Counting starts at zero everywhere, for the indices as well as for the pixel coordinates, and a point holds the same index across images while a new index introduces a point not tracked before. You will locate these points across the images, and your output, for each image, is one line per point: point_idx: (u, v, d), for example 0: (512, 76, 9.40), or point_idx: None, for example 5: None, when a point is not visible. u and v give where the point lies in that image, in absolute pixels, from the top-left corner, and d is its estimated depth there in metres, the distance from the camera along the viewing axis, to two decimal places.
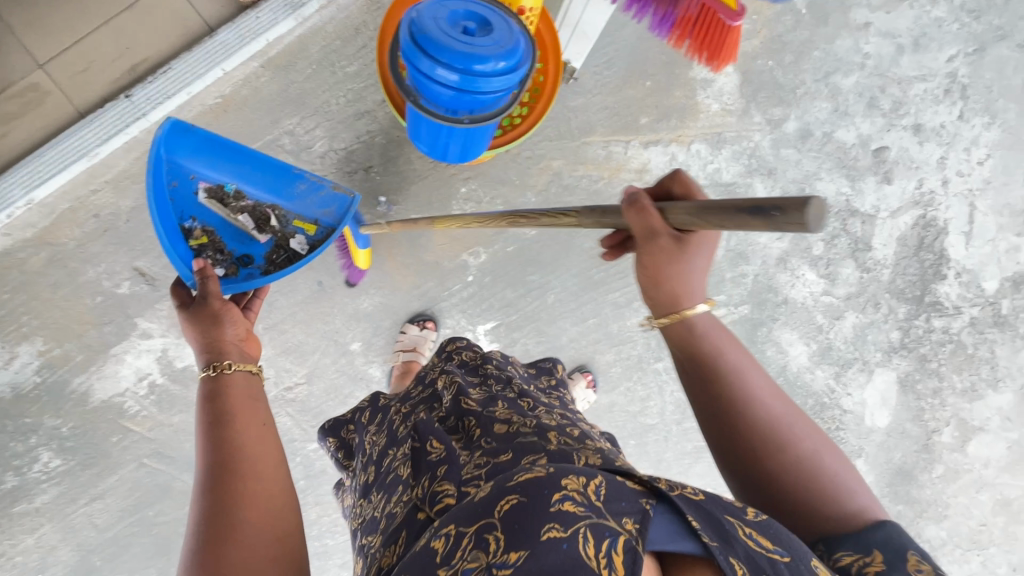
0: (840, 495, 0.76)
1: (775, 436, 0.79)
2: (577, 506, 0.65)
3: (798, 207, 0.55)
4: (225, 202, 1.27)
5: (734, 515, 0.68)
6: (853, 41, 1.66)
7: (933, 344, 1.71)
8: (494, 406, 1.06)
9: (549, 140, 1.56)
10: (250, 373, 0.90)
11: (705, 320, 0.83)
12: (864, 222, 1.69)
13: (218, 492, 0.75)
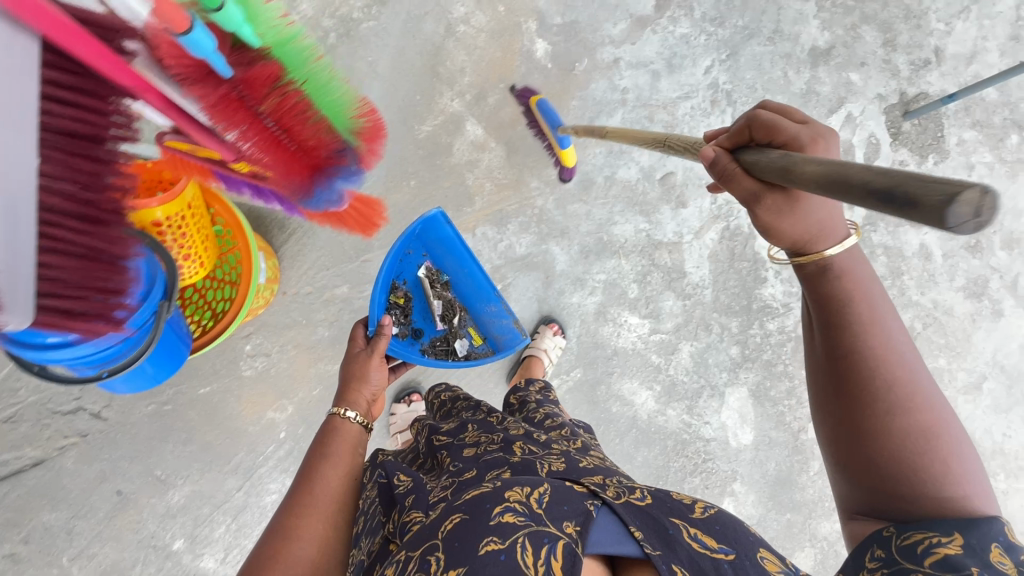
0: (941, 478, 0.70)
1: (882, 379, 0.72)
2: (516, 515, 0.76)
3: (940, 205, 0.42)
4: (433, 285, 1.50)
5: (680, 518, 0.84)
6: (608, 80, 1.65)
7: (773, 348, 1.71)
8: (463, 432, 1.14)
9: (327, 269, 1.50)
10: (361, 428, 1.15)
11: (853, 272, 0.74)
12: (671, 252, 1.67)
13: (295, 507, 0.96)
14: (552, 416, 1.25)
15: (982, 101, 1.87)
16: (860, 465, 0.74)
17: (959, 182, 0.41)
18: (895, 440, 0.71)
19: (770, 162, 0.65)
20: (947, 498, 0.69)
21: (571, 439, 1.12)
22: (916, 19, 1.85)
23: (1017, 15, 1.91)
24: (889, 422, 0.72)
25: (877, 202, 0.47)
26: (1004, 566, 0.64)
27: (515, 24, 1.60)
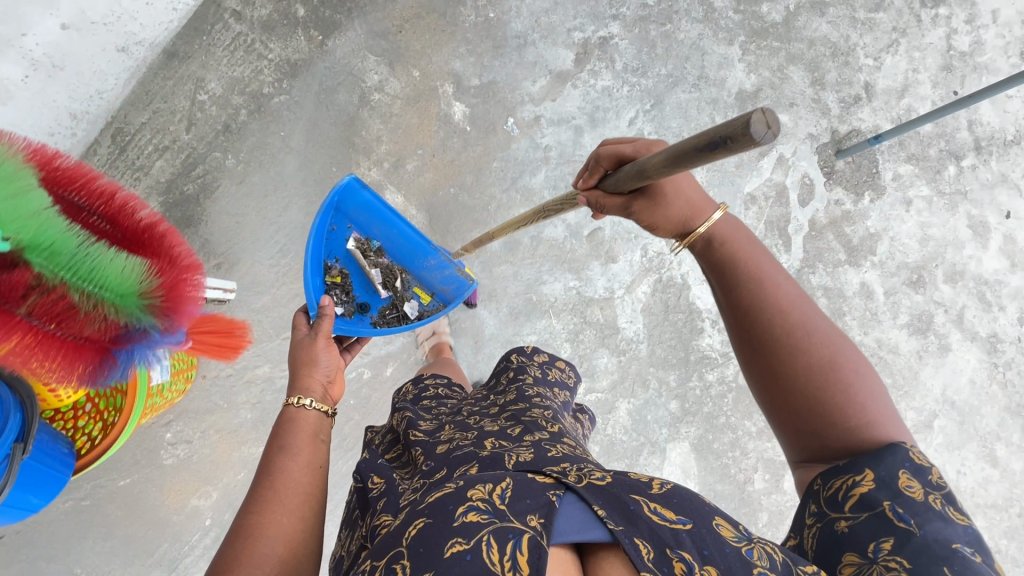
0: (850, 409, 0.80)
1: (781, 331, 0.81)
2: (480, 515, 0.70)
3: (741, 129, 0.60)
4: (366, 255, 1.44)
5: (640, 494, 0.75)
6: (529, 139, 1.63)
7: (714, 399, 1.68)
8: (441, 432, 1.08)
9: (246, 350, 1.48)
10: (323, 415, 0.99)
11: (731, 238, 0.86)
12: (603, 308, 1.65)
13: (259, 505, 0.83)
14: (540, 399, 1.19)
15: (916, 134, 1.86)
16: (785, 409, 0.83)
17: (745, 111, 0.59)
18: (807, 381, 0.80)
19: (623, 178, 0.84)
20: (858, 426, 0.79)
21: (545, 423, 1.06)
22: (843, 56, 1.83)
23: (948, 45, 1.90)
24: (802, 365, 0.80)
25: (709, 147, 0.64)
26: (911, 490, 0.75)
27: (431, 88, 1.59)
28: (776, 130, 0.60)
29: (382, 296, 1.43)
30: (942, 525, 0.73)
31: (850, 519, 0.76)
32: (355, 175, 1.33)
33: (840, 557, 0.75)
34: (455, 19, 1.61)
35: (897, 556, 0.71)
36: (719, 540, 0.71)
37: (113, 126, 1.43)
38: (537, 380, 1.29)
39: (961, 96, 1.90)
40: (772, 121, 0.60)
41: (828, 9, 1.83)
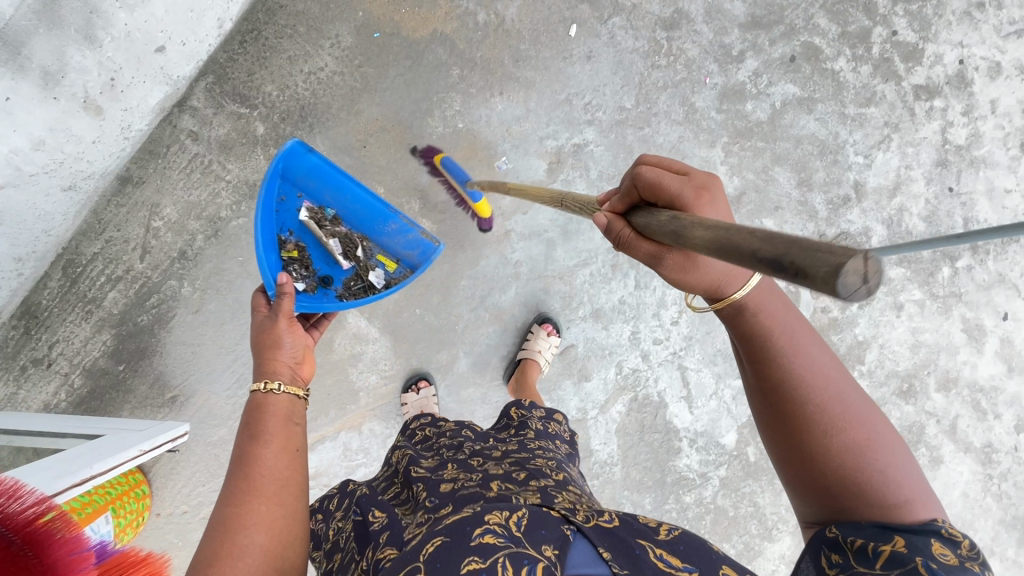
0: (883, 484, 0.72)
1: (808, 403, 0.73)
2: (496, 538, 0.77)
3: (827, 278, 0.41)
4: (322, 226, 1.41)
5: (646, 539, 0.85)
6: (500, 254, 1.57)
7: (690, 521, 1.63)
8: (444, 469, 1.06)
9: (203, 484, 1.44)
10: (294, 398, 1.00)
11: (768, 306, 0.74)
12: (575, 429, 1.60)
13: (237, 496, 0.82)
14: (544, 450, 1.17)
15: (908, 235, 1.78)
16: (808, 482, 0.75)
17: (840, 253, 0.41)
18: (837, 456, 0.72)
19: (656, 227, 0.65)
20: (889, 506, 0.72)
21: (549, 471, 1.06)
22: (832, 154, 1.75)
23: (943, 139, 1.81)
24: (833, 446, 0.73)
25: (782, 266, 0.45)
26: (947, 557, 0.66)
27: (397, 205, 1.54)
28: (877, 286, 0.41)
29: (343, 268, 1.40)
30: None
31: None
32: (300, 140, 1.29)
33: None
34: (422, 130, 1.56)
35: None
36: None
37: (64, 257, 1.38)
38: (539, 435, 1.25)
39: (957, 192, 1.82)
40: (875, 271, 0.41)
41: (816, 105, 1.75)
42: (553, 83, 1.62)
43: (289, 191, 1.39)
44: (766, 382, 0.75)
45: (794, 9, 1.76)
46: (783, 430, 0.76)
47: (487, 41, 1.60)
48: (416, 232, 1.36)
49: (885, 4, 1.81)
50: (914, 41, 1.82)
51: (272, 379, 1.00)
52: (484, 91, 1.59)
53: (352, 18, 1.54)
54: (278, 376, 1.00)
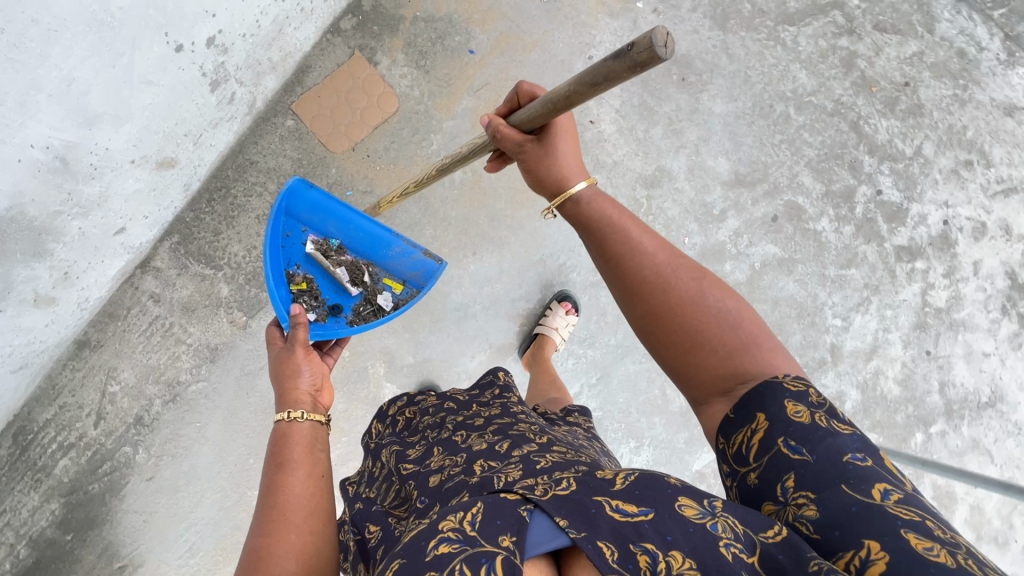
0: (722, 334, 0.79)
1: (640, 271, 0.84)
2: (451, 545, 0.61)
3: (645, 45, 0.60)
4: (327, 255, 1.39)
5: (602, 493, 0.68)
6: None
7: None
8: (430, 456, 1.03)
9: None
10: (315, 424, 1.00)
11: (596, 197, 0.90)
12: None
13: (265, 528, 0.83)
14: (524, 415, 1.16)
15: (882, 399, 1.76)
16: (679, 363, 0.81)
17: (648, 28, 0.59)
18: (681, 332, 0.80)
19: (524, 125, 0.88)
20: (733, 350, 0.78)
21: (530, 436, 1.02)
22: (810, 317, 1.73)
23: (923, 301, 1.80)
24: (674, 316, 0.81)
25: (609, 62, 0.64)
26: (800, 416, 0.70)
27: (360, 369, 1.51)
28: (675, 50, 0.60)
29: (352, 294, 1.39)
30: (833, 439, 0.68)
31: (756, 468, 0.71)
32: (300, 177, 1.27)
33: (760, 508, 0.70)
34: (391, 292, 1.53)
35: (803, 491, 0.66)
36: (683, 521, 0.63)
37: (15, 425, 1.34)
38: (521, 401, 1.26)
39: (934, 356, 1.80)
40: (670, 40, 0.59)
41: (796, 265, 1.73)
42: (529, 244, 1.59)
43: (292, 226, 1.38)
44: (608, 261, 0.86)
45: (778, 166, 1.74)
46: (638, 312, 0.84)
47: (463, 198, 1.57)
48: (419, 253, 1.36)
49: (870, 162, 1.79)
50: (899, 200, 1.80)
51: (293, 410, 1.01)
52: (457, 251, 1.56)
53: (325, 175, 1.52)
54: (300, 405, 1.01)
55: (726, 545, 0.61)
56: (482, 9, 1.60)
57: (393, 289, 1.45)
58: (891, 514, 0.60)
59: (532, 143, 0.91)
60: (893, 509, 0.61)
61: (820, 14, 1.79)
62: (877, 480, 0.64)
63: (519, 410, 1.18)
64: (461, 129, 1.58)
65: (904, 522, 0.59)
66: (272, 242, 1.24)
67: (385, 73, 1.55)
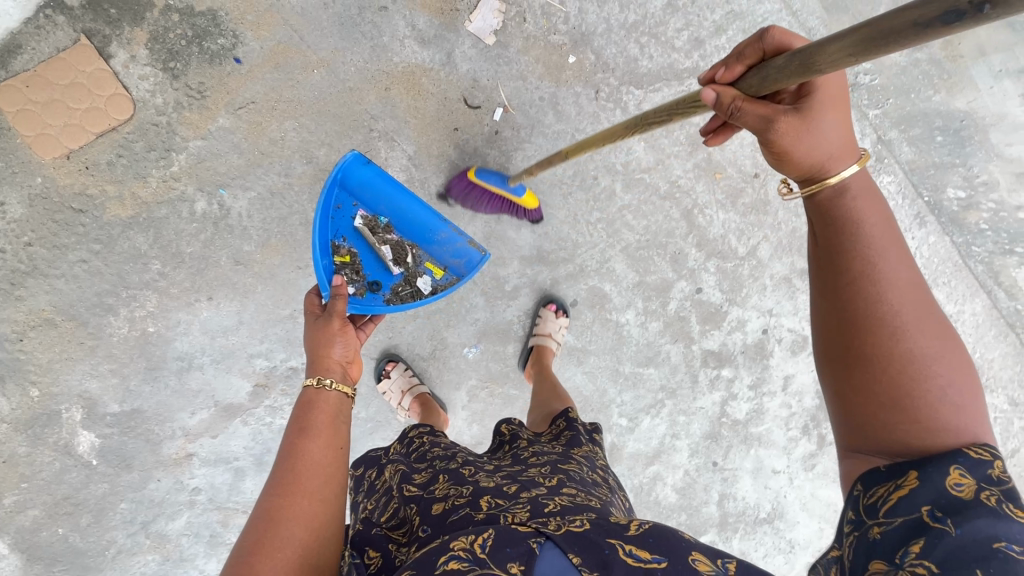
0: (926, 399, 0.64)
1: (853, 293, 0.67)
2: (460, 563, 0.67)
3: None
4: (375, 232, 1.32)
5: (616, 537, 0.74)
6: (174, 478, 1.40)
7: None
8: (435, 483, 0.97)
9: None
10: (342, 396, 0.99)
11: (870, 190, 0.70)
12: None
13: (279, 488, 0.83)
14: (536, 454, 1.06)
15: (655, 505, 1.68)
16: (861, 392, 0.67)
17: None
18: (882, 386, 0.65)
19: (780, 69, 0.67)
20: (929, 420, 0.64)
21: (541, 479, 0.95)
22: (592, 412, 1.62)
23: (720, 411, 1.69)
24: (901, 351, 0.65)
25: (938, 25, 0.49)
26: None
27: (51, 412, 1.33)
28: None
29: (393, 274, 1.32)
30: (992, 521, 0.59)
31: None
32: (357, 152, 1.22)
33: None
34: (100, 330, 1.33)
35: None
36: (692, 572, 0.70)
37: None
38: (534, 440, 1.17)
39: (719, 468, 1.70)
40: None
41: (587, 357, 1.59)
42: (277, 296, 1.41)
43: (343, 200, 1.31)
44: (840, 278, 0.68)
45: (589, 248, 1.56)
46: (833, 335, 0.69)
47: (203, 235, 1.36)
48: (467, 244, 1.30)
49: (696, 257, 1.62)
50: (718, 302, 1.65)
51: (324, 375, 1.00)
52: (188, 294, 1.37)
53: (27, 183, 1.27)
54: (329, 374, 1.01)
55: None
56: (257, 10, 1.34)
57: (434, 275, 1.37)
58: None
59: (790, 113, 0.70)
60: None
61: (675, 80, 1.56)
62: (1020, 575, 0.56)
63: (539, 458, 1.05)
64: (213, 153, 1.35)
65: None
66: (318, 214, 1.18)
67: (119, 70, 1.29)
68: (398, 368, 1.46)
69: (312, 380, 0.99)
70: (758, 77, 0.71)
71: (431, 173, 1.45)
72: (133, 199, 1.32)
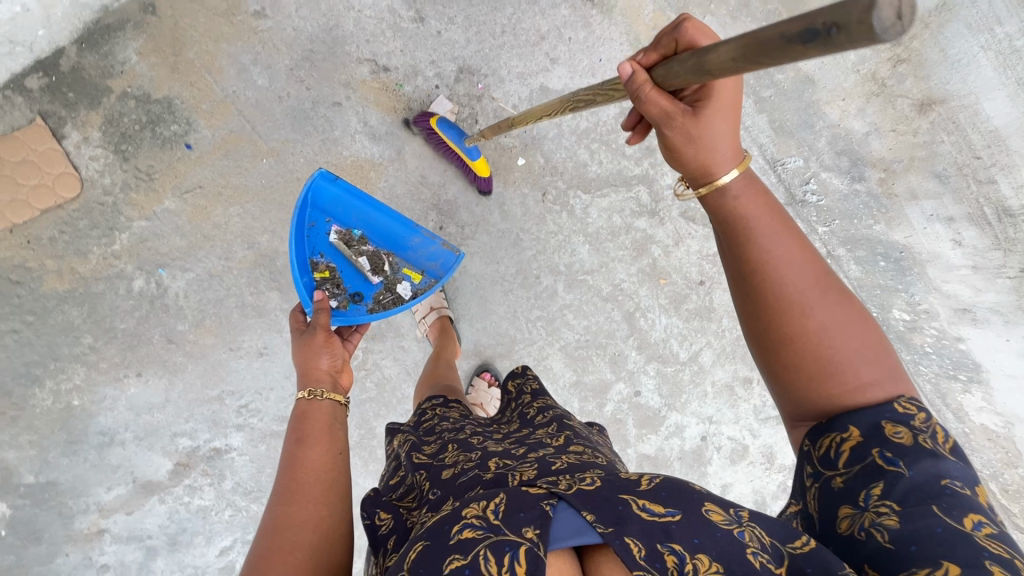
0: (838, 374, 0.67)
1: (755, 280, 0.68)
2: (475, 531, 0.60)
3: (861, 17, 0.42)
4: (350, 245, 1.33)
5: (628, 493, 0.65)
6: (83, 553, 1.39)
7: None
8: (446, 451, 0.88)
9: None
10: (336, 405, 0.98)
11: (755, 174, 0.69)
12: None
13: (283, 498, 0.80)
14: (541, 415, 1.01)
15: None
16: (784, 369, 0.69)
17: None
18: (806, 365, 0.68)
19: (677, 65, 0.63)
20: (851, 390, 0.67)
21: (548, 440, 0.89)
22: None
23: None
24: (803, 333, 0.68)
25: (799, 45, 0.48)
26: None
27: None
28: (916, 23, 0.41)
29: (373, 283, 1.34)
30: (936, 460, 0.62)
31: None
32: (325, 169, 1.25)
33: None
34: (24, 401, 1.34)
35: None
36: (710, 526, 0.61)
37: None
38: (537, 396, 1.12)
39: None
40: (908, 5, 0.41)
41: None
42: (207, 376, 1.42)
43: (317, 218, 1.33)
44: (747, 265, 0.69)
45: (527, 344, 1.58)
46: (749, 318, 0.71)
47: (137, 312, 1.38)
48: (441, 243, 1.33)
49: (636, 359, 1.63)
50: (656, 406, 1.65)
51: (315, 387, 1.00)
52: (117, 369, 1.38)
53: None
54: (320, 385, 1.01)
55: (753, 553, 0.59)
56: (212, 99, 1.38)
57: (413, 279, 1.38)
58: (977, 543, 0.54)
59: (684, 111, 0.66)
60: (982, 540, 0.55)
61: (623, 187, 1.58)
62: (969, 507, 0.58)
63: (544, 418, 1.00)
64: (155, 234, 1.37)
65: (991, 554, 0.54)
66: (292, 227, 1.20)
67: (71, 150, 1.33)
68: (435, 285, 1.48)
69: (303, 393, 0.99)
70: (660, 67, 0.67)
71: None
72: (71, 274, 1.34)
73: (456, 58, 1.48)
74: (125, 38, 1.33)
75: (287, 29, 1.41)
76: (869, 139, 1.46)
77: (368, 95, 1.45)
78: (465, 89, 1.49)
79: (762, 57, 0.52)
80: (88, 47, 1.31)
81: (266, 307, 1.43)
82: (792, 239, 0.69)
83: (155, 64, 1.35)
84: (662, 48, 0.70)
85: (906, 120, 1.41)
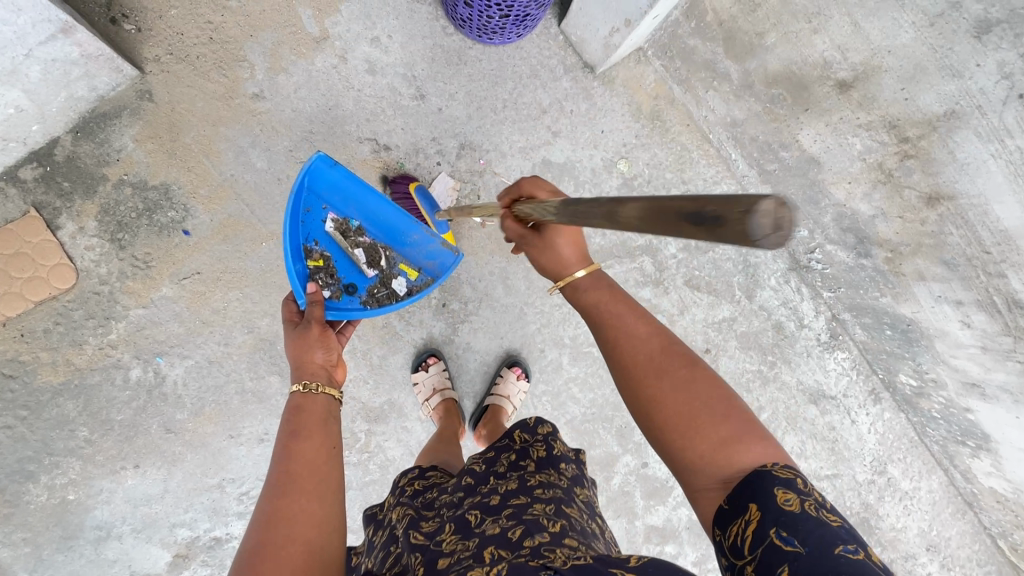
0: (712, 450, 0.68)
1: (633, 369, 0.74)
2: None
3: (739, 217, 0.41)
4: (346, 235, 1.32)
5: (617, 568, 0.69)
6: None
7: None
8: (443, 534, 0.84)
9: None
10: (330, 399, 0.97)
11: (598, 286, 0.80)
12: None
13: (276, 491, 0.77)
14: (544, 487, 0.92)
15: None
16: (671, 447, 0.71)
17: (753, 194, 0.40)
18: (682, 441, 0.69)
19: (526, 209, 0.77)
20: (734, 462, 0.67)
21: (545, 521, 0.82)
22: None
23: None
24: (674, 410, 0.71)
25: (687, 224, 0.47)
26: None
27: None
28: (790, 234, 0.41)
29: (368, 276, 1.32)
30: (823, 528, 0.59)
31: None
32: (325, 154, 1.20)
33: None
34: (18, 497, 1.31)
35: None
36: None
37: None
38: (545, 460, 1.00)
39: None
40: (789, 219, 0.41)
41: None
42: (207, 464, 1.39)
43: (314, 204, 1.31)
44: (618, 356, 0.76)
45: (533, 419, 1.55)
46: (637, 402, 0.74)
47: (135, 402, 1.35)
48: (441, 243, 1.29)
49: None
50: (664, 476, 1.63)
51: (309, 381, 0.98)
52: (114, 461, 1.34)
53: None
54: (314, 377, 0.99)
55: None
56: (211, 184, 1.36)
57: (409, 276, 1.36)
58: None
59: (534, 236, 0.80)
60: None
61: (627, 258, 1.57)
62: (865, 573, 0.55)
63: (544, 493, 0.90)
64: (153, 321, 1.35)
65: None
66: (288, 215, 1.17)
67: (66, 240, 1.30)
68: (438, 366, 1.44)
69: (298, 386, 0.97)
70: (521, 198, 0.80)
71: (375, 342, 1.45)
72: (66, 366, 1.31)
73: (458, 133, 1.47)
74: (120, 125, 1.31)
75: (286, 110, 1.39)
76: (876, 221, 1.35)
77: (369, 174, 1.43)
78: (467, 165, 1.48)
79: (575, 214, 0.64)
80: (84, 136, 1.29)
81: (267, 392, 1.41)
82: (635, 323, 0.76)
83: (151, 150, 1.33)
84: (513, 189, 0.84)
85: (914, 210, 1.26)
